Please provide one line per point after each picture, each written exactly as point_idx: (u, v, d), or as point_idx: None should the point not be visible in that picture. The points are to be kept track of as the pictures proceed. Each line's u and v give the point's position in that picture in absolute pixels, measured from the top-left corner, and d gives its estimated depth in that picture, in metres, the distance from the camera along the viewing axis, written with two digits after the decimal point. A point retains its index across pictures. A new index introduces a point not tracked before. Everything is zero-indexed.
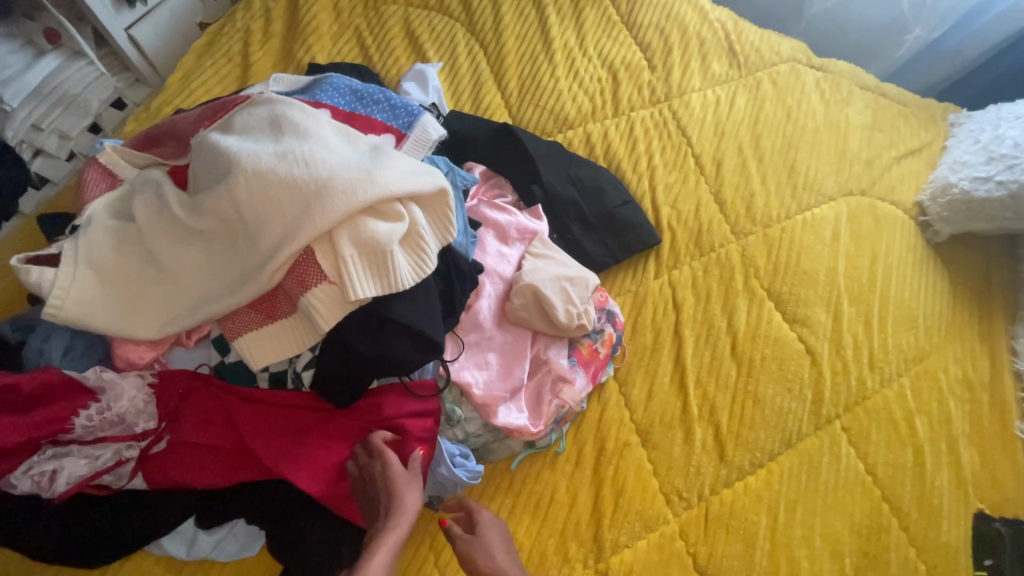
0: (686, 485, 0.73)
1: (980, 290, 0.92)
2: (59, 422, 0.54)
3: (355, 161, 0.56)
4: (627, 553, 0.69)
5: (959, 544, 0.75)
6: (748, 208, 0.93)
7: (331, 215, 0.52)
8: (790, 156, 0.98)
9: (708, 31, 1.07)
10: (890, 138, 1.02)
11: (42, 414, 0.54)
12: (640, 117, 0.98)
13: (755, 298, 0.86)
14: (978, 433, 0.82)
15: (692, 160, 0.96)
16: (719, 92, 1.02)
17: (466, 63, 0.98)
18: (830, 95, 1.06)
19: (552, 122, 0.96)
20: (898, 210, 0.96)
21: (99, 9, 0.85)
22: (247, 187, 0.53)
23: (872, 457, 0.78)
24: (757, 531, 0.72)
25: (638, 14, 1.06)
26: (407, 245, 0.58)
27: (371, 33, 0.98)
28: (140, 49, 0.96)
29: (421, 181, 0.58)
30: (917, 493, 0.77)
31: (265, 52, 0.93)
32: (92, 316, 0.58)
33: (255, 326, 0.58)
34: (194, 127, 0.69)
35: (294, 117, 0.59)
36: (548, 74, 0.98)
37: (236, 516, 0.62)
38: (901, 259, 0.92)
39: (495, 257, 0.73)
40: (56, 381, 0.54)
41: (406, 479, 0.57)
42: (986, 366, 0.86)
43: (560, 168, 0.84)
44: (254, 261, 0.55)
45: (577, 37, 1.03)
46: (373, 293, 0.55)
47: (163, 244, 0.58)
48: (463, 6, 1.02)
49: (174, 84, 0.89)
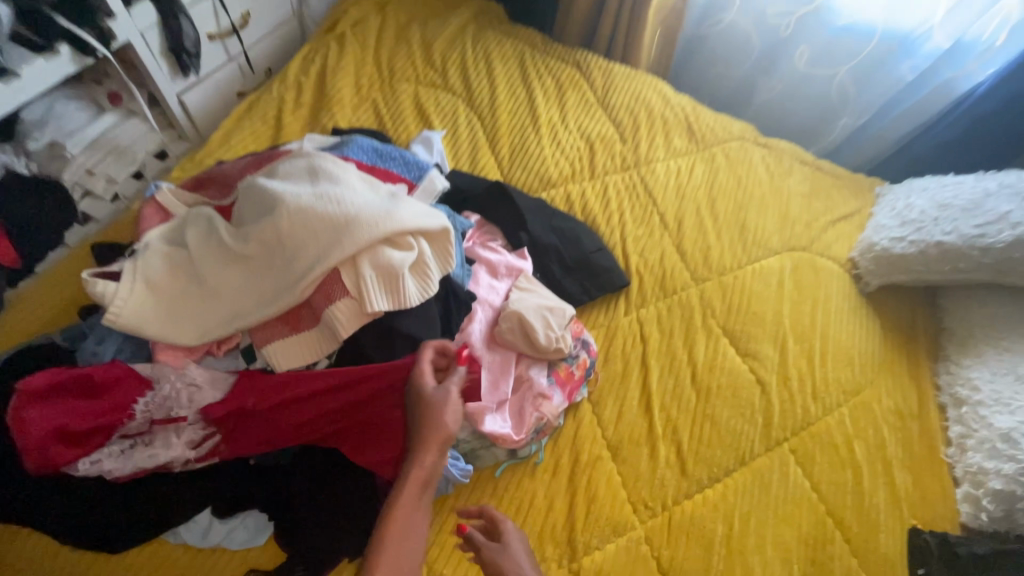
0: (651, 495, 0.82)
1: (906, 332, 1.05)
2: (122, 408, 0.65)
3: (376, 202, 0.69)
4: (598, 554, 0.77)
5: (896, 555, 0.84)
6: (705, 258, 1.08)
7: (356, 242, 0.65)
8: (741, 215, 1.15)
9: (670, 112, 1.27)
10: (825, 204, 1.20)
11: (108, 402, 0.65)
12: (612, 180, 1.15)
13: (711, 334, 0.99)
14: (910, 457, 0.92)
15: (657, 217, 1.12)
16: (680, 162, 1.20)
17: (466, 132, 1.16)
18: (773, 168, 1.24)
19: (537, 182, 1.12)
20: (834, 264, 1.11)
21: (158, 76, 1.02)
22: (290, 219, 0.66)
23: (816, 476, 0.88)
24: (714, 538, 0.80)
25: (612, 98, 1.26)
26: (415, 271, 0.71)
27: (386, 105, 1.16)
28: (187, 112, 1.12)
29: (428, 220, 0.72)
30: (857, 509, 0.87)
31: (295, 117, 1.10)
32: (143, 324, 0.68)
33: (282, 336, 0.69)
34: (239, 174, 0.83)
35: (329, 167, 0.73)
36: (535, 143, 1.16)
37: (250, 507, 0.69)
38: (838, 305, 1.06)
39: (486, 288, 0.85)
40: (122, 374, 0.66)
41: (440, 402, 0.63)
42: (915, 398, 0.98)
43: (544, 218, 0.99)
44: (289, 280, 0.67)
45: (560, 114, 1.22)
46: (386, 307, 0.66)
47: (211, 266, 0.70)
48: (465, 87, 1.22)
49: (216, 141, 1.04)
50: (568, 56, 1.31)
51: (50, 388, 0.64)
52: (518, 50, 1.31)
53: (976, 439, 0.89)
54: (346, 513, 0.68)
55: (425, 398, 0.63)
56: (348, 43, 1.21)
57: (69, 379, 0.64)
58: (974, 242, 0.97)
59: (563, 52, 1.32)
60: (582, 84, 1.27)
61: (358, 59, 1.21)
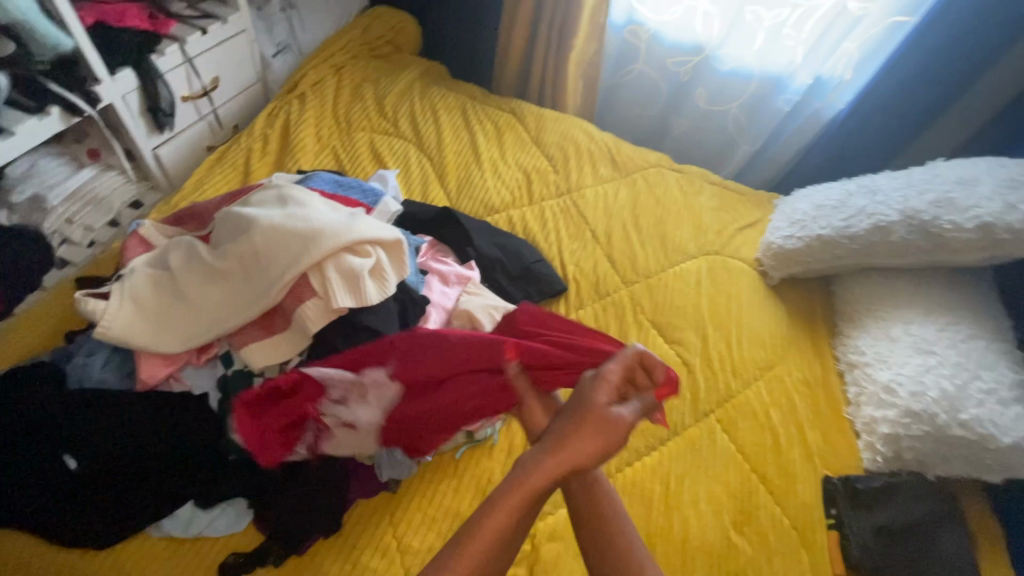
0: (598, 465, 0.93)
1: (807, 316, 1.22)
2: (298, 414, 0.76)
3: (338, 218, 0.82)
4: (551, 518, 0.86)
5: (813, 500, 0.95)
6: (632, 264, 1.24)
7: (322, 250, 0.77)
8: (661, 228, 1.32)
9: (596, 146, 1.47)
10: (732, 216, 1.40)
11: (281, 411, 0.75)
12: (548, 205, 1.32)
13: (641, 328, 1.14)
14: (820, 417, 1.06)
15: (589, 233, 1.28)
16: (606, 187, 1.39)
17: (417, 171, 1.32)
18: (687, 187, 1.44)
19: (482, 209, 1.28)
20: (744, 263, 1.28)
21: (136, 132, 1.14)
22: (263, 235, 0.78)
23: (740, 440, 1.01)
24: (653, 496, 0.92)
25: (544, 137, 1.46)
26: (374, 275, 0.83)
27: (344, 151, 1.31)
28: (161, 164, 1.24)
29: (383, 232, 0.84)
30: (778, 465, 0.99)
31: (262, 163, 1.23)
32: (131, 335, 0.77)
33: (257, 338, 0.80)
34: (214, 208, 0.95)
35: (295, 193, 0.85)
36: (478, 177, 1.33)
37: (233, 497, 0.78)
38: (750, 296, 1.22)
39: (439, 294, 0.97)
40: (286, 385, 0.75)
41: (603, 417, 0.61)
42: (819, 368, 1.13)
43: (488, 236, 1.13)
44: (263, 286, 0.77)
45: (500, 152, 1.40)
46: (349, 304, 0.78)
47: (192, 281, 0.80)
48: (415, 134, 1.40)
49: (189, 185, 1.15)
50: (505, 106, 1.52)
51: (258, 400, 0.76)
52: (461, 101, 1.50)
53: (869, 396, 1.02)
54: (318, 488, 0.78)
55: (601, 411, 0.62)
56: (309, 100, 1.37)
57: (256, 399, 0.76)
58: (842, 232, 1.13)
59: (500, 103, 1.53)
60: (518, 128, 1.47)
61: (319, 113, 1.36)
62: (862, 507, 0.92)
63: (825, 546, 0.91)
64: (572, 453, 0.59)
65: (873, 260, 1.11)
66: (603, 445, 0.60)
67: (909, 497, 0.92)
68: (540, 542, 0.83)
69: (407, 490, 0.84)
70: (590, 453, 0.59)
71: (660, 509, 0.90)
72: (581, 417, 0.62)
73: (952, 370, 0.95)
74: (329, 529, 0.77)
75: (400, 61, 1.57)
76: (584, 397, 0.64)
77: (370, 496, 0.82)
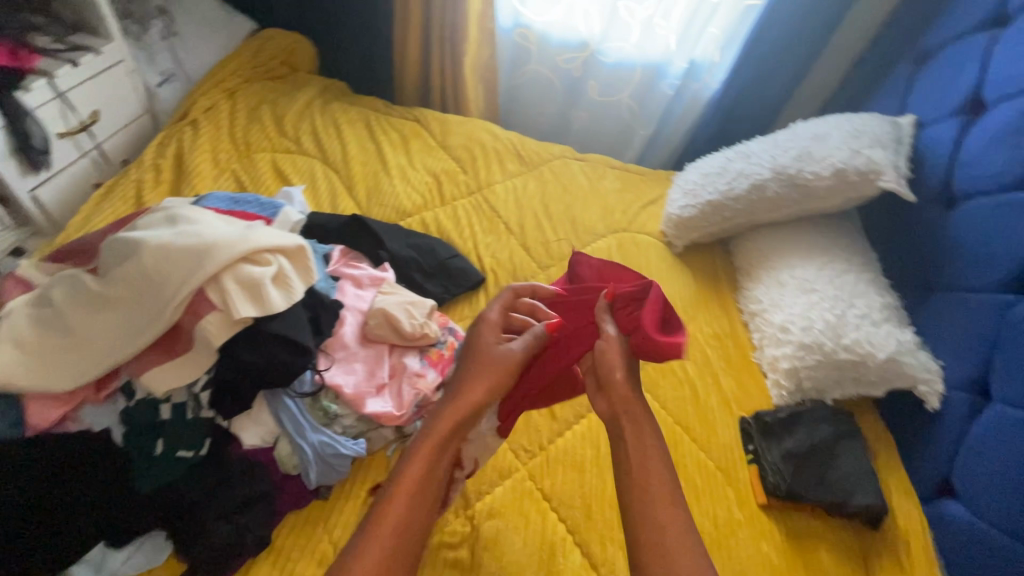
0: (529, 440, 0.94)
1: (711, 276, 1.31)
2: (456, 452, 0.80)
3: (232, 230, 0.81)
4: (488, 496, 0.88)
5: (732, 440, 1.02)
6: (546, 249, 1.29)
7: (216, 262, 0.76)
8: (571, 212, 1.38)
9: (500, 143, 1.51)
10: (635, 194, 1.48)
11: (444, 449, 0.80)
12: (460, 203, 1.35)
13: None
14: (731, 364, 1.14)
15: (502, 225, 1.32)
16: (515, 181, 1.43)
17: (324, 184, 1.32)
18: (591, 173, 1.51)
19: (394, 214, 1.29)
20: (649, 236, 1.37)
21: (7, 173, 1.07)
22: (151, 255, 0.75)
23: (663, 396, 1.07)
24: (584, 461, 0.93)
25: (450, 141, 1.49)
26: (278, 283, 0.82)
27: (246, 174, 1.29)
28: (42, 207, 1.16)
29: (283, 239, 0.84)
30: (698, 413, 1.05)
31: (156, 193, 1.18)
32: (12, 378, 0.72)
33: (157, 363, 0.77)
34: (100, 238, 0.90)
35: (185, 212, 0.83)
36: (387, 184, 1.34)
37: (150, 530, 0.75)
38: (658, 265, 1.30)
39: (353, 297, 0.98)
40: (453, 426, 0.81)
41: (492, 353, 0.75)
42: (726, 321, 1.21)
43: (400, 238, 1.15)
44: (157, 307, 0.75)
45: (407, 158, 1.42)
46: (252, 313, 0.77)
47: (78, 314, 0.76)
48: (319, 150, 1.40)
49: (75, 224, 1.09)
50: (409, 115, 1.55)
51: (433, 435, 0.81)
52: (363, 114, 1.52)
53: (768, 337, 1.12)
54: (238, 511, 0.76)
55: (484, 351, 0.75)
56: (202, 126, 1.34)
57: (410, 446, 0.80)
58: (727, 195, 1.23)
59: (403, 112, 1.55)
60: (423, 134, 1.50)
61: (214, 138, 1.33)
62: (774, 438, 1.01)
63: (748, 480, 0.97)
64: (467, 393, 0.72)
65: (757, 217, 1.23)
66: (495, 377, 0.73)
67: (814, 422, 1.01)
68: (480, 522, 0.85)
69: (340, 495, 0.84)
70: (481, 393, 0.72)
71: (592, 471, 0.92)
72: (472, 360, 0.75)
73: (832, 303, 1.05)
74: (258, 544, 0.76)
75: (297, 80, 1.57)
76: (472, 348, 0.76)
77: (301, 506, 0.81)
